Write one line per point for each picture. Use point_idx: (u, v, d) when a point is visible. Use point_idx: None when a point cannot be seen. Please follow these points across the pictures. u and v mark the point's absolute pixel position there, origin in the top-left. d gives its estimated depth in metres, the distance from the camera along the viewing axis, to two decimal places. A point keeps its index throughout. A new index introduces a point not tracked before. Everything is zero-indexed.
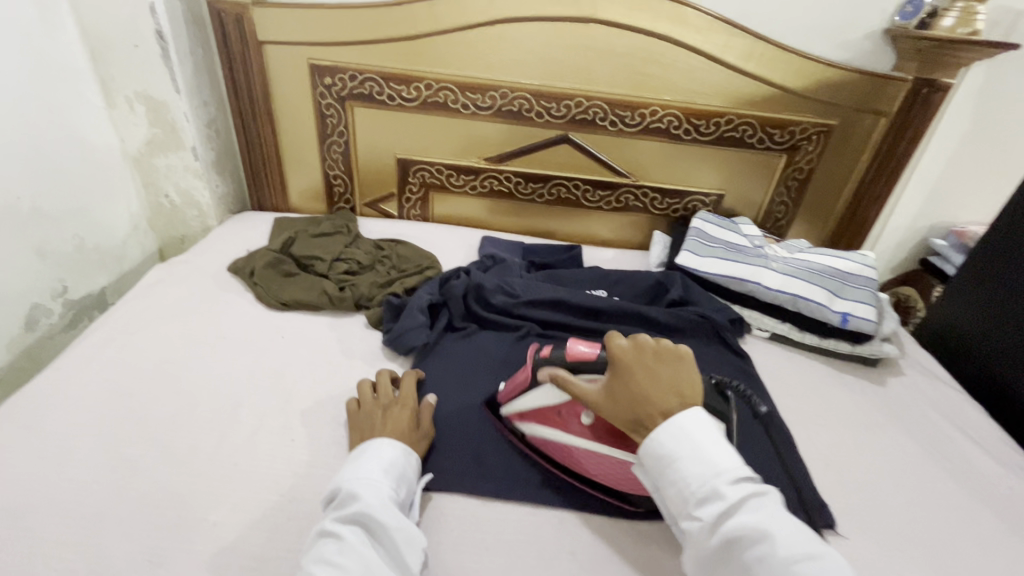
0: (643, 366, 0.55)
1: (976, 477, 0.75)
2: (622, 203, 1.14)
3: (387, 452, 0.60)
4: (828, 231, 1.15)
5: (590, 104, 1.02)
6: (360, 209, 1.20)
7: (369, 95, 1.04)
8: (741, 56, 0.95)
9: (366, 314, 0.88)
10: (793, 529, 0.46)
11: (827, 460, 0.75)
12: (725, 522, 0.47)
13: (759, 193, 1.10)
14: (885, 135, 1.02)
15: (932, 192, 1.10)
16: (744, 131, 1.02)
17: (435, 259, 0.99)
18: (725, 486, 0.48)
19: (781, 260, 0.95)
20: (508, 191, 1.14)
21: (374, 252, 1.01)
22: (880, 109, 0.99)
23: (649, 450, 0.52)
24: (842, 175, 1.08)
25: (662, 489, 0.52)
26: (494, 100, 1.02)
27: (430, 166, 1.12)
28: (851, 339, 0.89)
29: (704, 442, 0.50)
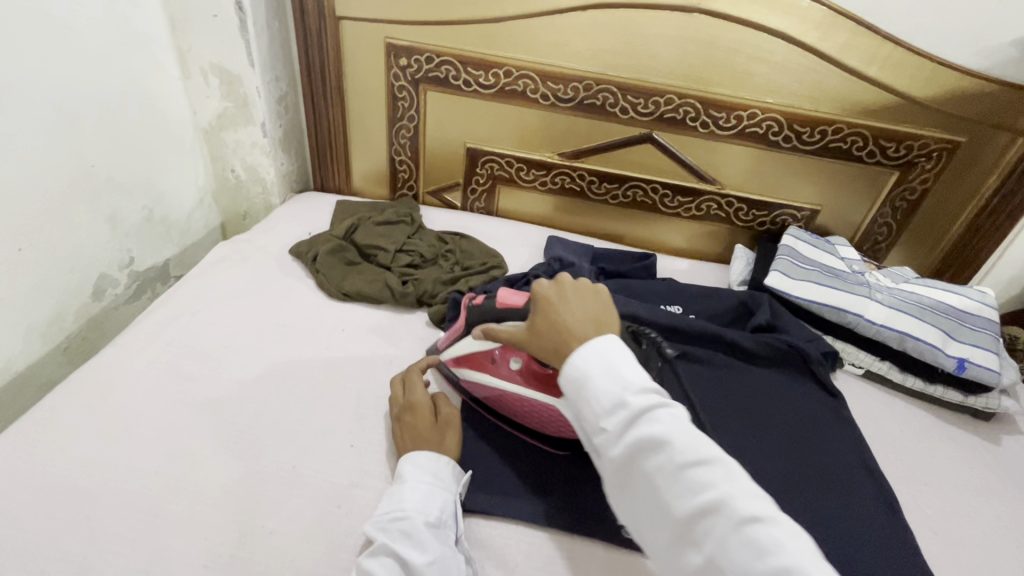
0: (562, 298, 0.55)
1: None
2: (702, 211, 1.05)
3: (412, 470, 0.56)
4: (934, 260, 1.04)
5: (681, 102, 0.93)
6: (422, 196, 1.16)
7: (445, 79, 0.99)
8: (862, 59, 0.85)
9: (427, 312, 0.84)
10: (694, 434, 0.44)
11: (936, 526, 0.66)
12: (631, 433, 0.44)
13: (860, 212, 1.00)
14: (1021, 156, 0.89)
15: None
16: (853, 142, 0.92)
17: (500, 258, 0.95)
18: (631, 396, 0.46)
19: (885, 290, 0.85)
20: (579, 190, 1.08)
21: (437, 245, 0.97)
22: (1019, 127, 0.87)
23: (570, 374, 0.49)
24: (960, 199, 0.96)
25: (574, 409, 0.49)
26: (577, 92, 0.95)
27: (499, 157, 1.06)
28: (963, 388, 0.80)
29: (616, 361, 0.48)
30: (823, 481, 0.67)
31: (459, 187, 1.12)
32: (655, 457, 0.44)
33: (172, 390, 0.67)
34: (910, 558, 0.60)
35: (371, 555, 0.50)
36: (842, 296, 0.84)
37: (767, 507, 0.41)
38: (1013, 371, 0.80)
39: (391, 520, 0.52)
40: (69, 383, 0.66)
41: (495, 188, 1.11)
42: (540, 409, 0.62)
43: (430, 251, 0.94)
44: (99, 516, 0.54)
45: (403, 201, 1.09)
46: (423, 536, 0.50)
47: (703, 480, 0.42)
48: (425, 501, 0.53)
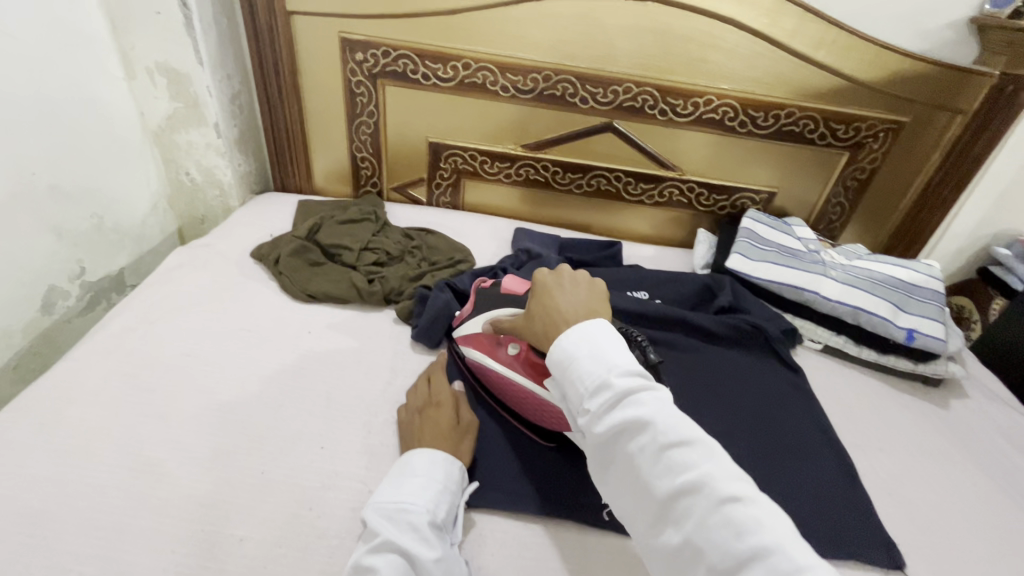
0: (557, 286, 0.56)
1: None
2: (665, 198, 1.07)
3: (419, 467, 0.56)
4: (885, 237, 1.09)
5: (639, 90, 0.94)
6: (386, 193, 1.14)
7: (403, 73, 0.97)
8: (809, 44, 0.88)
9: (395, 309, 0.83)
10: (680, 417, 0.43)
11: (890, 489, 0.69)
12: (613, 414, 0.44)
13: (814, 193, 1.04)
14: (960, 134, 0.94)
15: (1000, 197, 1.00)
16: (804, 125, 0.95)
17: (467, 252, 0.95)
18: (617, 378, 0.45)
19: (839, 267, 0.89)
20: (543, 181, 1.08)
21: (403, 242, 0.96)
22: (957, 106, 0.92)
23: (555, 355, 0.49)
24: (906, 177, 1.01)
25: (562, 391, 0.49)
26: (536, 83, 0.95)
27: (463, 151, 1.06)
28: (913, 356, 0.84)
29: (603, 344, 0.47)
30: (786, 453, 0.69)
31: (423, 183, 1.11)
32: (638, 439, 0.43)
33: (131, 402, 0.64)
34: (867, 520, 0.63)
35: (373, 551, 0.49)
36: (799, 275, 0.87)
37: (746, 487, 0.40)
38: (958, 338, 0.85)
39: (399, 516, 0.51)
40: (18, 401, 0.63)
41: (459, 181, 1.10)
42: (529, 396, 0.64)
43: (397, 247, 0.94)
44: (57, 537, 0.52)
45: (366, 199, 1.08)
46: (429, 537, 0.50)
47: (683, 461, 0.41)
48: (433, 500, 0.53)
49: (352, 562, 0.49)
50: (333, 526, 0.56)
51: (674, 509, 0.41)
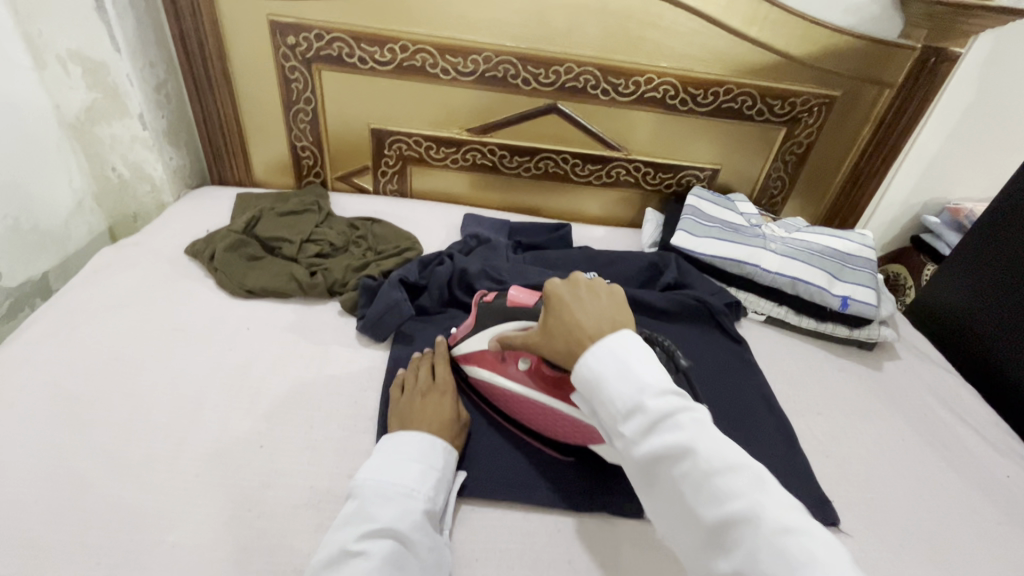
0: (575, 298, 0.52)
1: (972, 464, 0.74)
2: (613, 178, 1.08)
3: (419, 453, 0.57)
4: (824, 209, 1.13)
5: (580, 70, 0.94)
6: (331, 183, 1.11)
7: (339, 57, 0.94)
8: (743, 20, 0.89)
9: (339, 301, 0.81)
10: (720, 442, 0.41)
11: (826, 449, 0.72)
12: (651, 439, 0.42)
13: (756, 168, 1.06)
14: (887, 108, 0.98)
15: (929, 168, 1.05)
16: (743, 101, 0.97)
17: (414, 239, 0.93)
18: (649, 399, 0.43)
19: (779, 239, 0.91)
20: (491, 165, 1.07)
21: (348, 231, 0.94)
22: (884, 80, 0.95)
23: (579, 375, 0.47)
24: (841, 150, 1.04)
25: (591, 409, 0.48)
26: (477, 65, 0.94)
27: (407, 136, 1.03)
28: (849, 323, 0.87)
29: (631, 359, 0.45)
30: (728, 422, 0.71)
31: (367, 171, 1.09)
32: (680, 467, 0.41)
33: (51, 411, 0.61)
34: (804, 481, 0.66)
35: (366, 535, 0.49)
36: (740, 249, 0.89)
37: (800, 519, 0.38)
38: (890, 303, 0.89)
39: (395, 502, 0.52)
40: None
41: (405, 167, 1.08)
42: (544, 413, 0.62)
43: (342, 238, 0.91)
44: None
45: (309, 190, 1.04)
46: (422, 527, 0.52)
47: (733, 492, 0.39)
48: (428, 489, 0.54)
49: (340, 540, 0.49)
50: (274, 526, 0.54)
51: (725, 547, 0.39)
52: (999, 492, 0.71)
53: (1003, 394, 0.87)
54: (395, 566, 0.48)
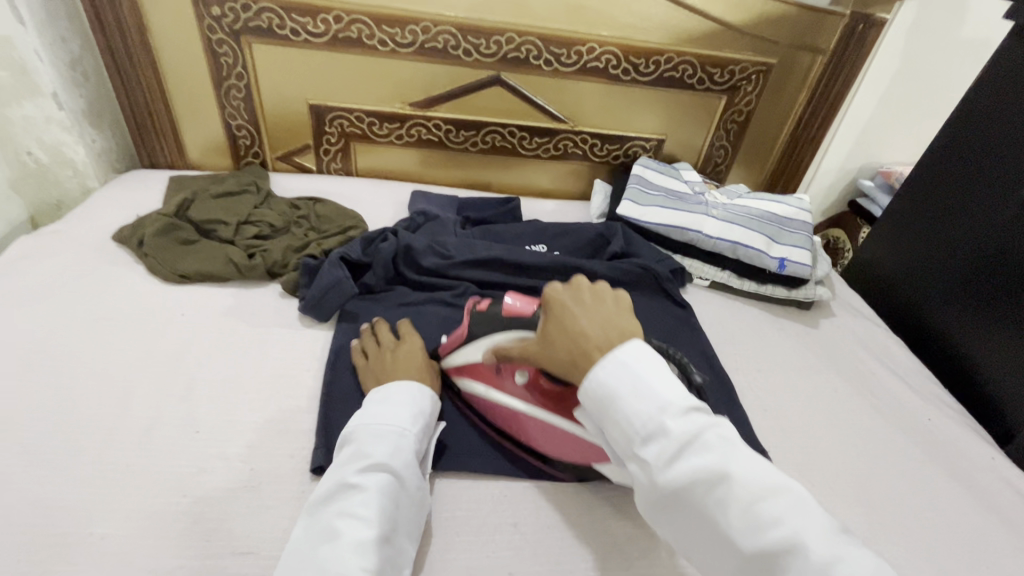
0: (577, 304, 0.51)
1: (898, 411, 0.78)
2: (561, 150, 1.08)
3: (409, 397, 0.59)
4: (767, 175, 1.16)
5: (522, 40, 0.93)
6: (271, 163, 1.07)
7: (269, 29, 0.90)
8: None
9: (280, 282, 0.79)
10: (750, 460, 0.42)
11: (765, 405, 0.75)
12: (677, 463, 0.41)
13: (700, 138, 1.08)
14: (821, 75, 1.01)
15: (862, 135, 1.09)
16: (684, 70, 0.98)
17: (359, 218, 0.91)
18: (671, 419, 0.43)
19: (721, 206, 0.94)
20: (438, 140, 1.05)
21: (289, 212, 0.91)
22: (817, 46, 0.98)
23: (588, 392, 0.47)
24: (779, 117, 1.07)
25: (606, 430, 0.47)
26: (416, 36, 0.91)
27: (348, 112, 1.00)
28: (786, 284, 0.91)
29: (645, 377, 0.45)
30: None
31: (310, 150, 1.06)
32: (713, 492, 0.41)
33: None
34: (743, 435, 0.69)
35: (362, 471, 0.51)
36: (684, 216, 0.91)
37: (834, 539, 0.39)
38: (824, 264, 0.93)
39: (389, 441, 0.54)
40: None
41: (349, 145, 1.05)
42: (545, 430, 0.60)
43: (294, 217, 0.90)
44: None
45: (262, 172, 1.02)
46: (414, 465, 0.54)
47: (769, 515, 0.39)
48: (419, 431, 0.57)
49: (336, 479, 0.50)
50: (212, 510, 0.53)
51: (763, 569, 0.39)
52: (922, 435, 0.76)
53: (919, 337, 0.93)
54: (391, 501, 0.50)
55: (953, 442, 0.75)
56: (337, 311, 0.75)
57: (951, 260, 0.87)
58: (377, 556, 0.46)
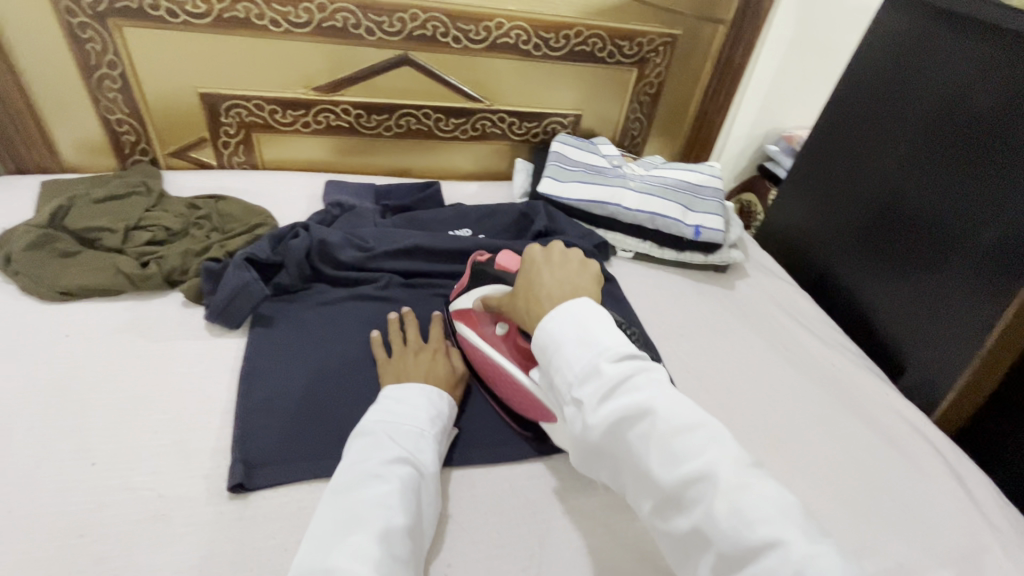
0: (544, 262, 0.76)
1: (804, 358, 0.97)
2: (480, 130, 1.32)
3: (427, 404, 0.76)
4: (683, 139, 1.41)
5: (428, 17, 1.12)
6: (163, 160, 1.22)
7: (138, 8, 1.01)
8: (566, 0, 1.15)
9: (183, 292, 0.90)
10: (672, 402, 0.57)
11: (693, 368, 0.89)
12: (609, 398, 0.58)
13: (617, 111, 1.34)
14: (723, 42, 1.26)
15: (764, 103, 1.39)
16: (519, 36, 1.18)
17: (262, 214, 1.06)
18: (605, 364, 0.60)
19: (638, 177, 1.15)
20: (348, 126, 1.25)
21: (187, 214, 1.03)
22: (718, 18, 1.22)
23: (536, 338, 0.67)
24: (685, 90, 1.33)
25: (552, 377, 0.64)
26: (310, 14, 1.08)
27: (246, 102, 1.17)
28: (705, 251, 1.12)
29: (587, 330, 0.63)
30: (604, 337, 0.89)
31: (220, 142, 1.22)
32: (639, 424, 0.56)
33: None
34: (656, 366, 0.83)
35: (386, 462, 0.66)
36: (603, 191, 1.12)
37: (745, 473, 0.52)
38: (739, 229, 1.17)
39: (411, 438, 0.70)
40: None
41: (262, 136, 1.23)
42: (500, 371, 0.82)
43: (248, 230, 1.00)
44: None
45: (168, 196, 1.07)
46: (428, 463, 0.70)
47: (685, 450, 0.53)
48: (432, 439, 0.73)
49: (363, 466, 0.65)
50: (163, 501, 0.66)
51: (681, 502, 0.53)
52: (830, 381, 0.93)
53: (825, 288, 1.18)
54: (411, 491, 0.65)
55: (859, 386, 0.93)
56: (248, 315, 0.87)
57: (835, 222, 1.13)
58: (393, 540, 0.59)
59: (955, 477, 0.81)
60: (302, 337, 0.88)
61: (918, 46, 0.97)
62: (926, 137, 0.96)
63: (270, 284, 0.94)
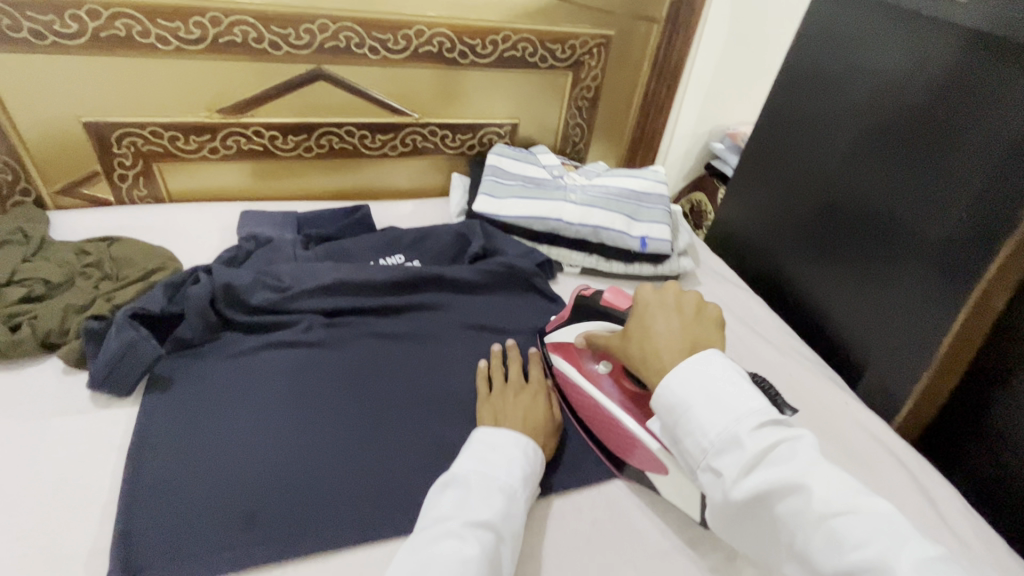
0: (657, 307, 0.81)
1: (748, 353, 1.19)
2: (412, 144, 1.45)
3: (756, 488, 0.61)
4: (626, 142, 1.69)
5: (339, 28, 1.21)
6: (51, 197, 1.27)
7: (0, 33, 1.05)
8: (500, 13, 1.31)
9: (61, 357, 0.92)
10: (824, 478, 0.60)
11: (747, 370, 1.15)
12: (750, 467, 0.62)
13: (556, 117, 1.55)
14: (659, 37, 1.49)
15: (705, 106, 1.68)
16: (443, 43, 1.31)
17: (161, 260, 1.11)
18: (745, 434, 0.63)
19: (579, 190, 1.33)
20: (264, 149, 1.34)
21: (70, 267, 1.07)
22: (650, 17, 1.45)
23: (661, 401, 0.71)
24: (626, 97, 1.59)
25: (681, 440, 0.69)
26: (202, 29, 1.14)
27: (140, 130, 1.23)
28: (653, 261, 1.32)
29: (718, 390, 0.67)
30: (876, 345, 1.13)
31: (118, 176, 1.28)
32: (788, 498, 0.60)
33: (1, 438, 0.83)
34: (906, 371, 1.07)
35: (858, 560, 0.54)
36: (547, 205, 1.28)
37: None
38: (683, 235, 1.39)
39: (800, 511, 0.59)
40: None
41: (165, 165, 1.30)
42: (600, 407, 0.90)
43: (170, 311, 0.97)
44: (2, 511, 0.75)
45: (47, 242, 1.12)
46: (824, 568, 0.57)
47: (847, 534, 0.56)
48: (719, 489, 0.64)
49: (780, 511, 0.61)
50: None
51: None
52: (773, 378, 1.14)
53: (766, 279, 1.41)
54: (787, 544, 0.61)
55: (816, 396, 1.11)
56: (136, 379, 0.90)
57: (760, 223, 1.40)
58: None
59: (919, 488, 0.97)
60: (229, 409, 0.90)
61: (860, 53, 1.12)
62: (865, 127, 1.12)
63: (170, 339, 0.96)
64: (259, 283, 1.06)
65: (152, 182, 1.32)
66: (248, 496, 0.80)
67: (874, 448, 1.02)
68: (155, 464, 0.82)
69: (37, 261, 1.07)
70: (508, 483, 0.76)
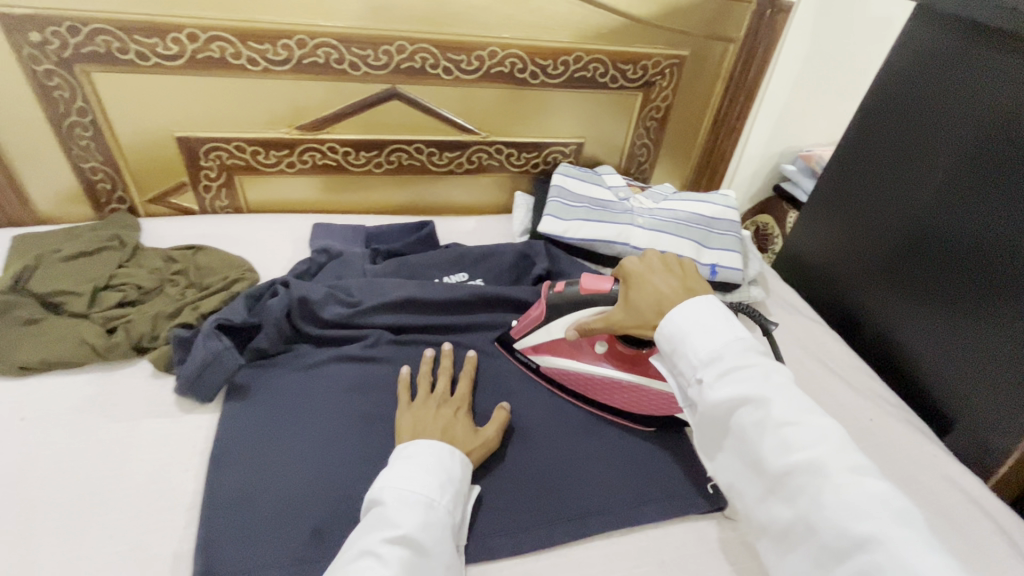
0: (649, 272, 0.87)
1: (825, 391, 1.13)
2: (477, 161, 1.46)
3: (729, 400, 0.69)
4: (692, 163, 1.65)
5: (416, 50, 1.24)
6: (143, 205, 1.36)
7: (110, 54, 1.13)
8: (573, 34, 1.31)
9: (151, 362, 0.98)
10: (789, 400, 0.67)
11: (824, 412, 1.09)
12: (726, 380, 0.70)
13: (621, 137, 1.53)
14: (735, 56, 1.45)
15: (778, 126, 1.62)
16: (516, 64, 1.31)
17: (239, 271, 1.16)
18: (729, 356, 0.72)
19: (647, 214, 1.31)
20: (337, 165, 1.38)
21: (158, 274, 1.14)
22: (727, 37, 1.41)
23: (664, 333, 0.79)
24: (695, 117, 1.55)
25: (676, 363, 0.77)
26: (288, 50, 1.19)
27: (226, 145, 1.30)
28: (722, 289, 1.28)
29: (711, 320, 0.76)
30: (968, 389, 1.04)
31: (203, 186, 1.36)
32: (752, 409, 0.68)
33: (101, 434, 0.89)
34: (1003, 417, 0.99)
35: (803, 464, 0.63)
36: (613, 229, 1.27)
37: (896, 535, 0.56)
38: (754, 263, 1.34)
39: (756, 420, 0.67)
40: None
41: (245, 178, 1.37)
42: (613, 380, 1.00)
43: (249, 322, 1.01)
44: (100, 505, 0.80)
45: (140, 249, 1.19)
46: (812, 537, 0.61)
47: (796, 442, 0.64)
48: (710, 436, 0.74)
49: (739, 420, 0.69)
50: None
51: (785, 491, 0.64)
52: (852, 421, 1.08)
53: (839, 309, 1.34)
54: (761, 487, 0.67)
55: (899, 443, 1.04)
56: (216, 387, 0.94)
57: (835, 251, 1.33)
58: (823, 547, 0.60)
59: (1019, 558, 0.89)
60: (303, 423, 0.93)
61: (958, 78, 1.05)
62: (959, 152, 1.05)
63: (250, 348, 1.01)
64: (331, 297, 1.08)
65: (233, 194, 1.39)
66: (317, 510, 0.82)
67: (966, 508, 0.95)
68: (233, 474, 0.85)
69: (131, 267, 1.14)
70: (424, 495, 0.74)
